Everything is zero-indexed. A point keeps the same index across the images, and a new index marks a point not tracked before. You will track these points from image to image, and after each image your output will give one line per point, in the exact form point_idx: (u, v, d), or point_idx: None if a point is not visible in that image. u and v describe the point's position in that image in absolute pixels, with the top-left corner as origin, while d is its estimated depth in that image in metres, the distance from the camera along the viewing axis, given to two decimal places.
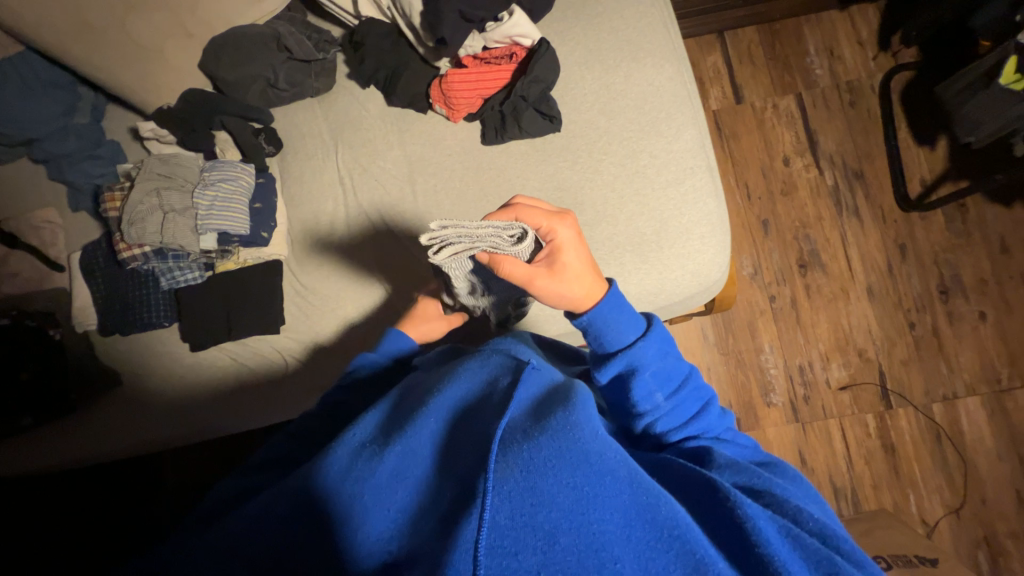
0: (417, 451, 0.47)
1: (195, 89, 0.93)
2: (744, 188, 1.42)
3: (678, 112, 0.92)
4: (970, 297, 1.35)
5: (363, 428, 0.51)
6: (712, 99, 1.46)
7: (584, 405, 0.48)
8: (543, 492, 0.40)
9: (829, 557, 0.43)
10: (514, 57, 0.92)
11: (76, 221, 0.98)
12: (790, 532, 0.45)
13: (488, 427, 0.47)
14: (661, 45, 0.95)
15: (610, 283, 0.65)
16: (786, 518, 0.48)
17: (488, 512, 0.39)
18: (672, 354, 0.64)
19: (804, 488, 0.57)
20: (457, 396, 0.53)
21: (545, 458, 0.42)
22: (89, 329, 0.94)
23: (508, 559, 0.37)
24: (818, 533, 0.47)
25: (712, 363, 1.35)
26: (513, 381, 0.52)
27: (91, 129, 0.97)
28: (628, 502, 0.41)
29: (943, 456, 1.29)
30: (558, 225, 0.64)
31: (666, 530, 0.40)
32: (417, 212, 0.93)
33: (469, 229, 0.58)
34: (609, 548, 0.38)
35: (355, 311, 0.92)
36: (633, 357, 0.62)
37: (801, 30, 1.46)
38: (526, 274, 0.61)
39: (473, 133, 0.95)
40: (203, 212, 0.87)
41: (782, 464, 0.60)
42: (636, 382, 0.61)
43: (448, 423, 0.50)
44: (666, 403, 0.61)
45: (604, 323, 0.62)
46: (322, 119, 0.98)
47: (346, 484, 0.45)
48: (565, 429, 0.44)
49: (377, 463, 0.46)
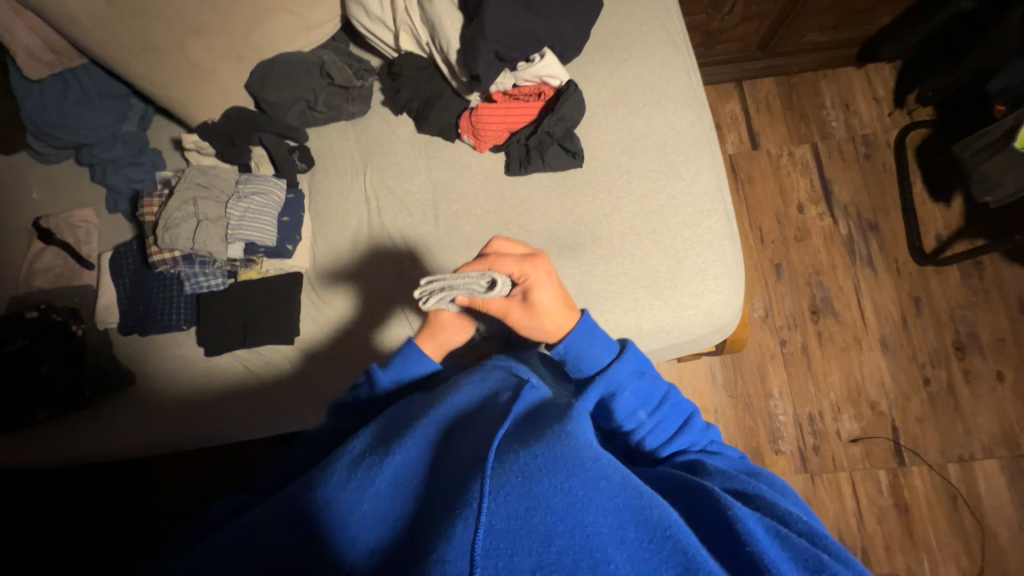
0: (416, 459, 0.47)
1: (238, 107, 0.98)
2: (757, 231, 1.44)
3: (697, 156, 0.95)
4: (988, 356, 1.33)
5: (363, 439, 0.51)
6: (729, 144, 1.50)
7: (577, 417, 0.48)
8: (539, 496, 0.39)
9: (816, 555, 0.42)
10: (542, 96, 0.96)
11: (110, 222, 1.02)
12: (779, 533, 0.44)
13: (487, 434, 0.46)
14: (682, 92, 0.99)
15: (582, 313, 0.65)
16: (776, 520, 0.46)
17: (484, 515, 0.38)
18: (648, 374, 0.65)
19: (792, 498, 0.55)
20: (455, 408, 0.54)
21: (541, 463, 0.41)
22: (110, 326, 0.96)
23: (503, 560, 0.36)
24: (809, 535, 0.45)
25: (720, 405, 1.33)
26: (512, 396, 0.52)
27: (137, 137, 1.02)
28: (621, 505, 0.40)
29: (960, 520, 1.24)
30: (530, 269, 0.61)
31: (658, 531, 0.39)
32: (437, 235, 0.95)
33: (447, 281, 0.58)
34: (602, 548, 0.37)
35: (369, 325, 0.93)
36: (610, 379, 0.62)
37: (818, 85, 1.51)
38: (501, 308, 0.64)
39: (497, 163, 0.98)
40: (234, 223, 0.91)
41: (773, 475, 0.58)
42: (616, 404, 0.62)
43: (446, 433, 0.50)
44: (649, 419, 0.62)
45: (579, 350, 0.63)
46: (354, 141, 1.02)
47: (344, 493, 0.44)
48: (560, 437, 0.43)
49: (375, 472, 0.46)
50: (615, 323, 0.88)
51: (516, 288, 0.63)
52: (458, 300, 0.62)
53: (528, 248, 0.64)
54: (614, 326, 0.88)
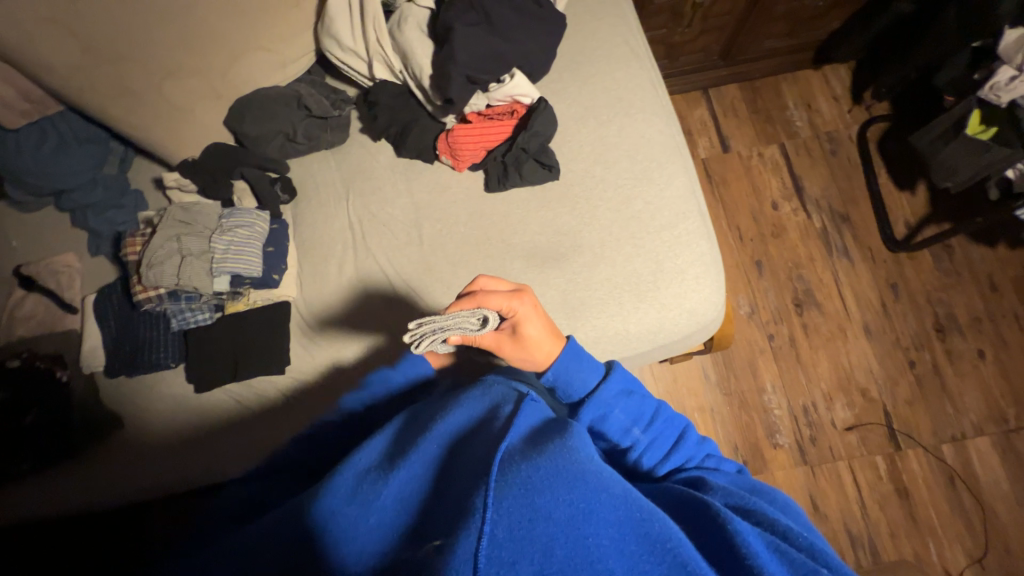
0: (418, 475, 0.48)
1: (218, 143, 1.01)
2: (736, 230, 1.48)
3: (668, 162, 0.99)
4: (967, 336, 1.37)
5: (369, 453, 0.52)
6: (701, 149, 1.55)
7: (577, 433, 0.48)
8: (541, 507, 0.39)
9: (812, 565, 0.43)
10: (514, 114, 1.00)
11: (93, 266, 1.01)
12: (776, 547, 0.44)
13: (487, 449, 0.46)
14: (649, 102, 1.03)
15: (569, 338, 0.67)
16: (775, 534, 0.47)
17: (487, 524, 0.37)
18: (637, 393, 0.66)
19: (792, 516, 0.55)
20: (457, 423, 0.53)
21: (542, 476, 0.40)
22: (95, 369, 0.95)
23: (504, 569, 0.35)
24: (808, 550, 0.46)
25: (715, 403, 1.34)
26: (513, 409, 0.52)
27: (118, 179, 1.03)
28: (622, 517, 0.40)
29: (960, 500, 1.25)
30: (518, 303, 0.62)
31: (659, 544, 0.40)
32: (423, 255, 0.97)
33: (439, 323, 0.56)
34: (603, 560, 0.37)
35: (360, 351, 0.93)
36: (599, 401, 0.64)
37: (779, 88, 1.58)
38: (491, 342, 0.64)
39: (477, 181, 1.01)
40: (218, 256, 0.91)
41: (774, 491, 0.58)
42: (608, 425, 0.63)
43: (448, 449, 0.50)
44: (643, 437, 0.63)
45: (567, 375, 0.65)
46: (335, 169, 1.04)
47: (348, 509, 0.45)
48: (561, 451, 0.43)
49: (380, 488, 0.47)
50: (603, 330, 0.89)
51: (505, 322, 0.64)
52: (450, 340, 0.60)
53: (513, 283, 0.66)
54: (603, 332, 0.90)
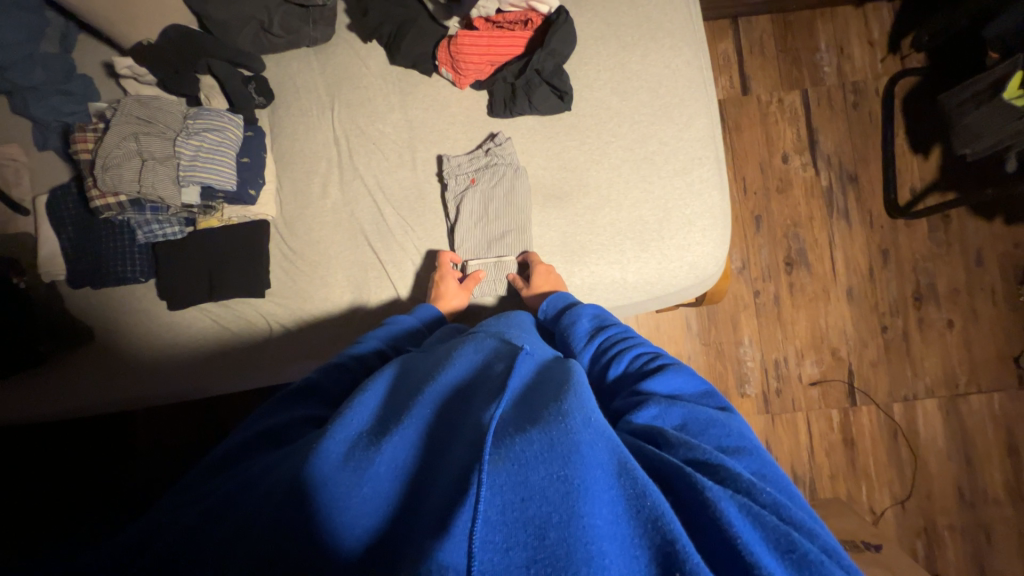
0: (408, 440, 0.44)
1: (177, 24, 0.86)
2: (741, 182, 1.42)
3: (692, 99, 0.90)
4: (942, 305, 1.41)
5: (359, 412, 0.47)
6: (719, 88, 1.44)
7: (574, 393, 0.46)
8: (534, 485, 0.37)
9: (786, 533, 0.38)
10: (529, 24, 0.88)
11: (42, 161, 0.91)
12: (749, 510, 0.40)
13: (481, 414, 0.43)
14: (680, 26, 0.92)
15: (557, 292, 0.81)
16: (741, 493, 0.42)
17: (482, 504, 0.35)
18: (608, 321, 0.72)
19: (752, 464, 0.49)
20: (451, 382, 0.51)
21: (537, 451, 0.38)
22: (57, 278, 0.88)
23: (499, 554, 0.34)
24: (773, 508, 0.41)
25: (693, 352, 1.38)
26: (507, 367, 0.51)
27: (58, 60, 0.88)
28: (614, 497, 0.39)
29: (898, 452, 1.37)
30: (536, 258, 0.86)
31: (648, 524, 0.37)
32: (415, 180, 0.91)
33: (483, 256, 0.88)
34: (597, 543, 0.35)
35: (345, 279, 0.89)
36: (574, 307, 0.76)
37: (813, 25, 1.43)
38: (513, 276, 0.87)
39: (479, 103, 0.92)
40: (185, 163, 0.81)
41: (729, 421, 0.53)
42: (575, 328, 0.72)
43: (441, 410, 0.47)
44: (600, 339, 0.69)
45: (555, 297, 0.80)
46: (318, 72, 0.94)
47: (341, 475, 0.40)
48: (557, 421, 0.41)
49: (373, 454, 0.42)
50: (600, 276, 0.87)
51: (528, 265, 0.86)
52: (479, 271, 0.87)
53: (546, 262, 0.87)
54: (600, 280, 0.87)
